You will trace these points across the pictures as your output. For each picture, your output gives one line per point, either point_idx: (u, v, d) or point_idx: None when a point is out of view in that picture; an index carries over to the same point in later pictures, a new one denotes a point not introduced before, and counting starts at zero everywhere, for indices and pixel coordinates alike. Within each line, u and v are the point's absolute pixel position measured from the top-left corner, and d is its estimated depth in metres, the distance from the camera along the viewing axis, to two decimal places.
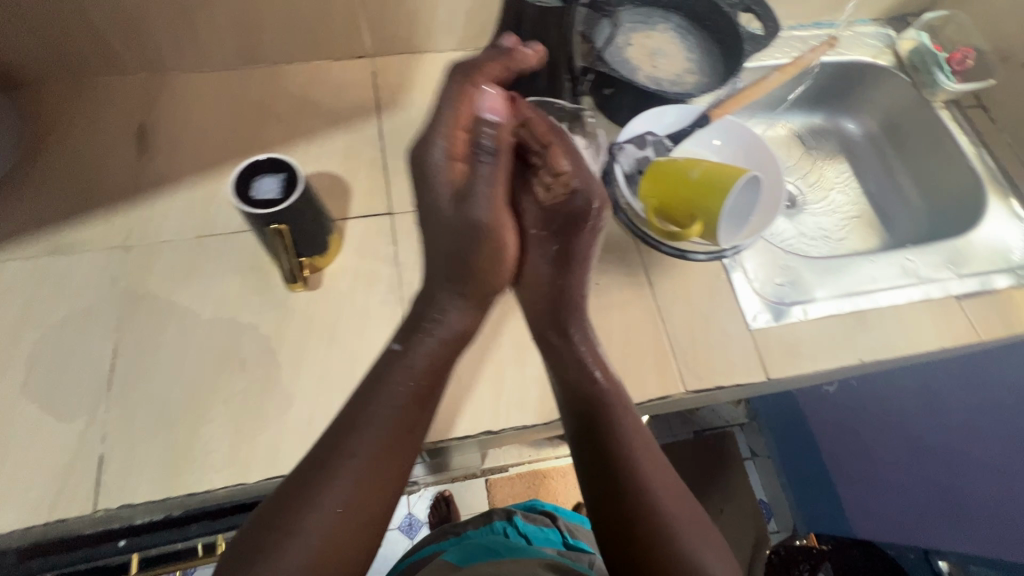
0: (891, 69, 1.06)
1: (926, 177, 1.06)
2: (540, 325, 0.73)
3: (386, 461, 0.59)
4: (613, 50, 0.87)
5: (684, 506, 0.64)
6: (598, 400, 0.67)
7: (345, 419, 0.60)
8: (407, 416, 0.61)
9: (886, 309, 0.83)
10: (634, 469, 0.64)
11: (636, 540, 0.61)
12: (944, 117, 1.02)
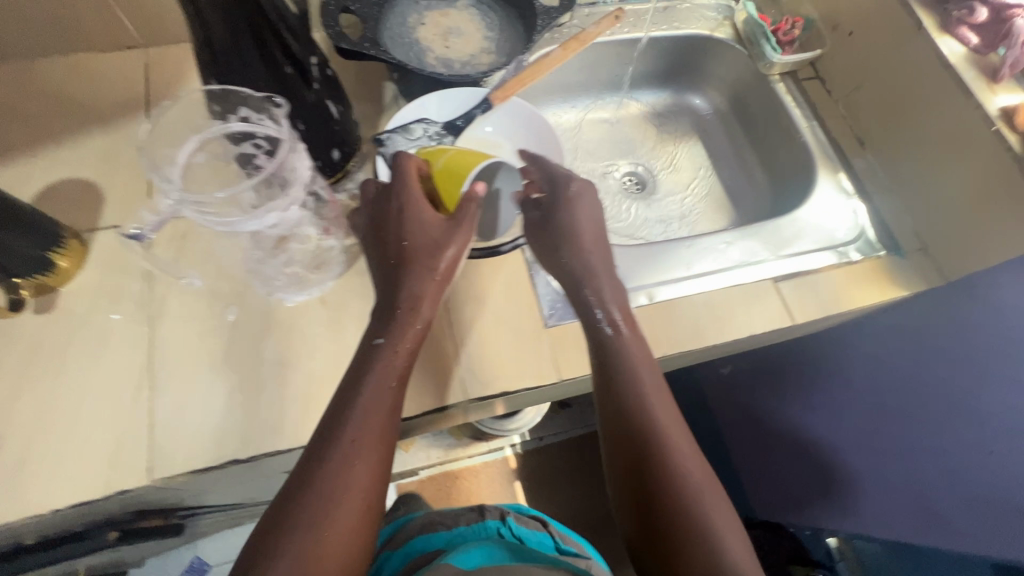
0: (730, 43, 1.02)
1: (769, 153, 1.02)
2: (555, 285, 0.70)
3: (365, 445, 0.57)
4: (402, 30, 0.80)
5: (699, 459, 0.61)
6: (630, 363, 0.65)
7: (369, 398, 0.58)
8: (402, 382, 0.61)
9: (697, 296, 0.78)
10: (654, 432, 0.61)
11: (664, 505, 0.58)
12: (780, 92, 0.98)
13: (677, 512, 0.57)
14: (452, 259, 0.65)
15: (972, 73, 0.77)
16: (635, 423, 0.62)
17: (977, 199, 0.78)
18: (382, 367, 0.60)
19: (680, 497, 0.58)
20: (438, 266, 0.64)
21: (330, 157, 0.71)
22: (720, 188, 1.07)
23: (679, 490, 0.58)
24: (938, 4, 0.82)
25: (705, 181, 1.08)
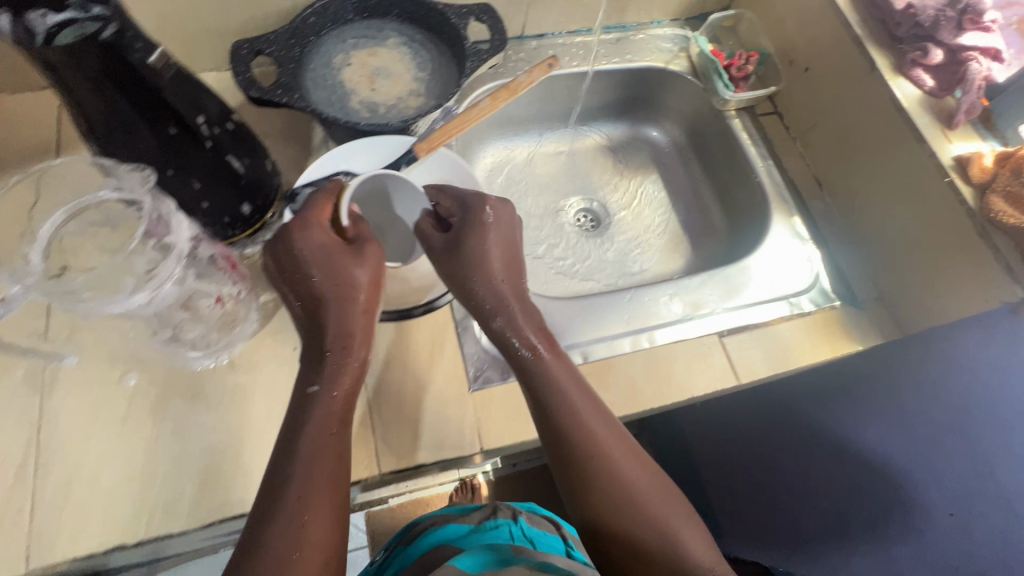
0: (686, 75, 0.98)
1: (726, 191, 0.98)
2: (486, 315, 0.64)
3: (318, 484, 0.51)
4: (325, 72, 0.76)
5: (649, 475, 0.56)
6: (558, 388, 0.59)
7: (302, 438, 0.53)
8: (326, 413, 0.55)
9: (635, 354, 0.74)
10: (601, 452, 0.56)
11: (621, 527, 0.53)
12: (736, 128, 0.94)
13: (632, 532, 0.53)
14: (371, 295, 0.61)
15: (927, 119, 0.73)
16: (579, 448, 0.56)
17: (931, 251, 0.74)
18: (313, 402, 0.55)
19: (636, 511, 0.53)
20: (353, 299, 0.60)
21: (240, 211, 0.65)
22: (677, 225, 1.02)
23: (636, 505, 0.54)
24: (892, 44, 0.78)
25: (662, 218, 1.02)
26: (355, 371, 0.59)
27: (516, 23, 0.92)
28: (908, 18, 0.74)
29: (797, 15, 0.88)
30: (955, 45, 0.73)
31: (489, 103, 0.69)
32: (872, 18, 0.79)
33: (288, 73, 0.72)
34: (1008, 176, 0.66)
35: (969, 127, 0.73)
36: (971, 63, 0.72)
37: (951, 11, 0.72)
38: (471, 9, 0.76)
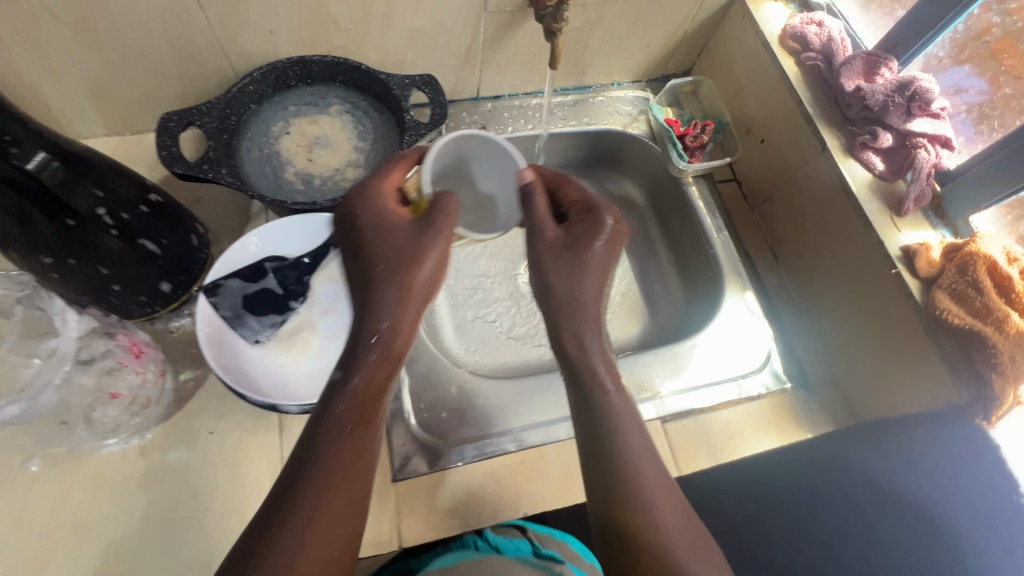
0: (643, 138, 0.95)
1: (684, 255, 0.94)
2: (554, 328, 0.57)
3: (332, 515, 0.45)
4: (262, 141, 0.74)
5: (690, 533, 0.49)
6: (614, 415, 0.53)
7: (330, 456, 0.47)
8: (341, 447, 0.47)
9: (570, 442, 0.71)
10: (645, 494, 0.50)
11: (653, 572, 0.47)
12: (693, 196, 0.91)
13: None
14: (432, 276, 0.54)
15: (876, 204, 0.71)
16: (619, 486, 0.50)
17: (882, 341, 0.71)
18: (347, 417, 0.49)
19: (677, 568, 0.47)
20: (410, 285, 0.53)
21: (159, 289, 0.64)
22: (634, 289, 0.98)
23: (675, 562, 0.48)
24: (843, 124, 0.76)
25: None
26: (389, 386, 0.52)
27: (471, 86, 0.91)
28: (857, 101, 0.73)
29: (754, 86, 0.87)
30: (904, 130, 0.71)
31: None
32: (825, 96, 0.77)
33: (221, 144, 0.70)
34: (954, 272, 0.63)
35: (920, 214, 0.71)
36: (920, 149, 0.70)
37: (900, 97, 0.70)
38: (414, 79, 0.75)
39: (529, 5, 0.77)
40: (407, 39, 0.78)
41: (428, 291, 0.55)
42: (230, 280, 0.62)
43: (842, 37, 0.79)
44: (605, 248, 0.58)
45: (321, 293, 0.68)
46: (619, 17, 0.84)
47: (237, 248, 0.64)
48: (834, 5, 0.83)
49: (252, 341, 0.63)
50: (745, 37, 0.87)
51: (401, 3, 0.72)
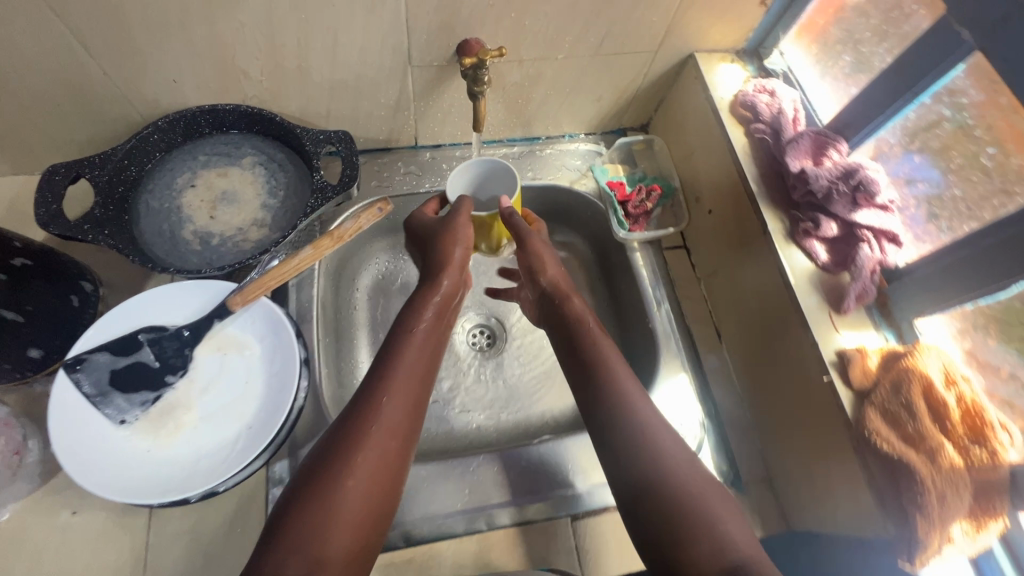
0: (590, 195, 0.88)
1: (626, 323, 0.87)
2: (564, 297, 0.72)
3: (396, 411, 0.59)
4: (165, 195, 0.70)
5: (705, 482, 0.55)
6: (623, 397, 0.61)
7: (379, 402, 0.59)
8: (409, 368, 0.62)
9: (466, 538, 0.68)
10: (660, 467, 0.55)
11: (659, 487, 0.54)
12: (637, 263, 0.84)
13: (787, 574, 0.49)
14: (466, 251, 0.71)
15: (814, 299, 0.65)
16: (649, 463, 0.56)
17: (812, 449, 0.65)
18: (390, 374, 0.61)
19: (671, 483, 0.54)
20: (450, 259, 0.70)
21: (26, 355, 0.61)
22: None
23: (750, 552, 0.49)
24: (788, 205, 0.70)
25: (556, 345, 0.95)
26: (436, 348, 0.66)
27: (407, 135, 0.85)
28: (801, 184, 0.67)
29: (704, 152, 0.82)
30: (850, 220, 0.65)
31: (311, 252, 0.62)
32: (771, 172, 0.72)
33: (115, 200, 0.66)
34: (887, 389, 0.57)
35: (863, 312, 0.65)
36: (863, 245, 0.63)
37: (845, 186, 0.64)
38: (329, 135, 0.71)
39: (457, 60, 0.71)
40: (327, 91, 0.73)
41: (462, 265, 0.72)
42: (97, 353, 0.58)
43: (796, 108, 0.74)
44: (554, 269, 0.75)
45: (204, 366, 0.63)
46: (562, 73, 0.79)
47: (111, 317, 0.60)
48: (792, 71, 0.79)
49: (117, 421, 0.58)
50: (697, 99, 0.81)
51: (314, 57, 0.67)
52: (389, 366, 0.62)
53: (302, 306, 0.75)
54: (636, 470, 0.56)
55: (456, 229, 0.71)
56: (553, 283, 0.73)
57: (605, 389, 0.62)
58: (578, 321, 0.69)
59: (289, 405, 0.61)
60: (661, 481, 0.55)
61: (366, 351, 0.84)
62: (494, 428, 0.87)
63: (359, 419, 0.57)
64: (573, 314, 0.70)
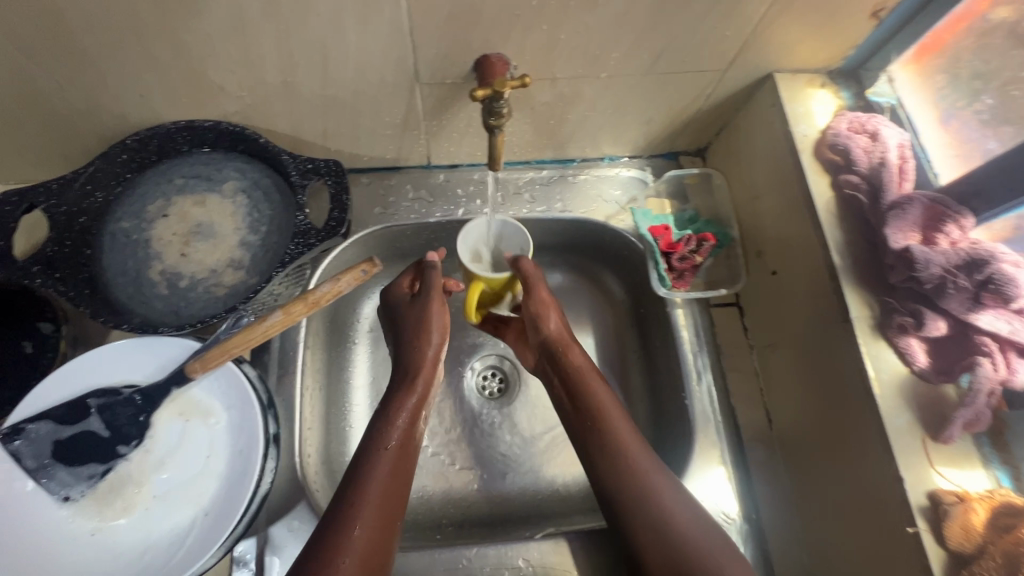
0: (628, 235, 0.74)
1: (658, 392, 0.72)
2: (568, 360, 0.64)
3: (378, 492, 0.51)
4: (132, 225, 0.60)
5: (715, 536, 0.52)
6: (640, 471, 0.55)
7: (359, 490, 0.50)
8: (395, 446, 0.55)
9: None
10: (680, 534, 0.52)
11: (679, 557, 0.50)
12: (677, 323, 0.70)
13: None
14: (441, 340, 0.63)
15: (905, 417, 0.51)
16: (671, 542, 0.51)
17: None
18: (376, 456, 0.53)
19: (691, 554, 0.50)
20: (415, 363, 0.61)
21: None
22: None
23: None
24: (879, 287, 0.56)
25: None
26: (410, 458, 0.56)
27: (417, 155, 0.72)
28: (902, 265, 0.52)
29: (776, 197, 0.66)
30: (965, 322, 0.50)
31: (281, 316, 0.53)
32: (862, 239, 0.57)
33: (74, 233, 0.58)
34: (999, 564, 0.44)
35: (968, 441, 0.51)
36: (981, 357, 0.49)
37: (966, 278, 0.49)
38: (318, 164, 0.62)
39: (474, 78, 0.57)
40: (319, 109, 0.60)
41: (438, 365, 0.62)
42: (39, 421, 0.51)
43: (904, 156, 0.58)
44: (558, 321, 0.66)
45: (163, 434, 0.55)
46: (607, 93, 0.63)
47: (59, 377, 0.53)
48: (902, 105, 0.63)
49: (59, 498, 0.51)
50: (774, 131, 0.64)
51: (299, 72, 0.55)
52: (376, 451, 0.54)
53: (285, 352, 0.65)
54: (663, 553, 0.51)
55: (429, 312, 0.63)
56: (555, 336, 0.65)
57: (633, 477, 0.55)
58: (586, 383, 0.62)
59: (249, 492, 0.52)
60: (686, 561, 0.50)
61: (360, 395, 0.74)
62: (497, 496, 0.72)
63: (341, 508, 0.49)
64: (580, 376, 0.63)
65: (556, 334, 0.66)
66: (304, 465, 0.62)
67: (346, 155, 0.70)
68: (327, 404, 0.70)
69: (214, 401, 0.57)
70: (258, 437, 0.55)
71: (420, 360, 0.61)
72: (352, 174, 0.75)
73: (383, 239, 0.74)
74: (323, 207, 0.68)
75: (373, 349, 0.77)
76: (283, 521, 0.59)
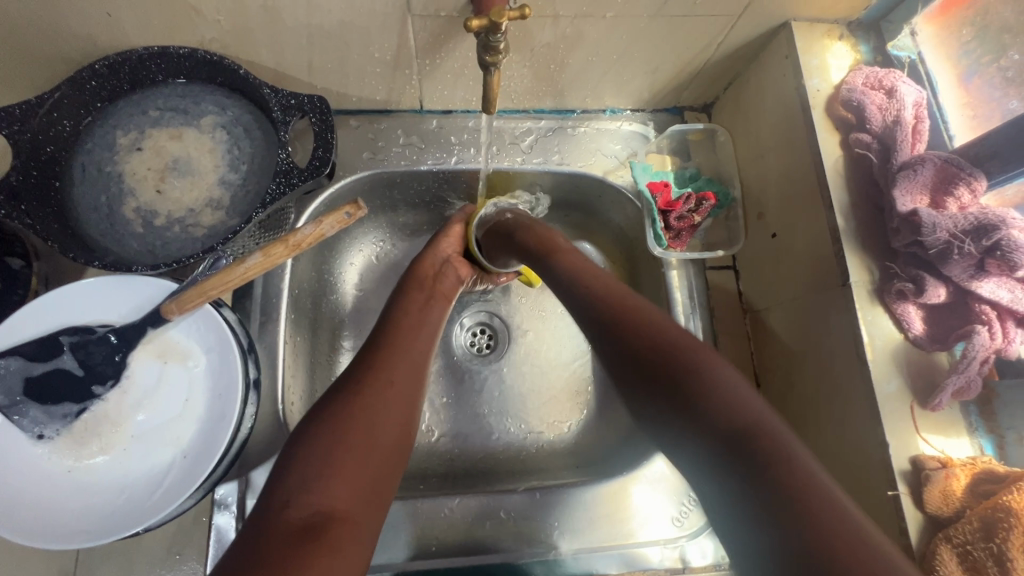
0: (626, 192, 0.71)
1: None
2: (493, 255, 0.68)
3: (422, 327, 0.59)
4: (103, 157, 0.57)
5: (667, 324, 0.49)
6: (597, 288, 0.54)
7: (382, 371, 0.52)
8: (432, 305, 0.63)
9: None
10: (649, 333, 0.48)
11: (676, 372, 0.44)
12: (671, 285, 0.68)
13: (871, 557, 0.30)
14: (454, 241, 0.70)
15: (895, 384, 0.51)
16: (662, 366, 0.45)
17: None
18: (400, 344, 0.56)
19: (695, 370, 0.43)
20: (443, 253, 0.68)
21: None
22: (585, 372, 0.76)
23: (806, 498, 0.33)
24: (882, 253, 0.54)
25: (567, 358, 0.77)
26: (434, 321, 0.61)
27: (410, 97, 0.68)
28: (908, 229, 0.51)
29: (783, 156, 0.63)
30: (965, 290, 0.49)
31: (260, 259, 0.52)
32: (868, 201, 0.55)
33: (40, 162, 0.53)
34: (975, 528, 0.44)
35: (956, 409, 0.51)
36: (979, 326, 0.47)
37: (973, 244, 0.47)
38: (302, 100, 0.58)
39: (471, 11, 0.53)
40: (304, 39, 0.56)
41: (459, 262, 0.69)
42: (9, 358, 0.49)
43: (920, 115, 0.55)
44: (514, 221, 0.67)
45: (139, 376, 0.54)
46: (612, 36, 0.59)
47: (27, 315, 0.51)
48: (923, 61, 0.59)
49: (33, 437, 0.50)
50: (787, 86, 0.61)
51: None
52: (406, 339, 0.57)
53: (267, 299, 0.63)
54: (652, 364, 0.46)
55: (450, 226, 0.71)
56: (517, 221, 0.66)
57: (616, 304, 0.52)
58: (555, 251, 0.60)
59: (227, 436, 0.51)
60: (671, 373, 0.44)
61: (347, 346, 0.73)
62: (482, 451, 0.72)
63: (365, 382, 0.51)
64: (546, 244, 0.61)
65: (523, 221, 0.65)
66: (286, 411, 0.62)
67: (333, 94, 0.66)
68: (312, 352, 0.69)
69: (190, 346, 0.55)
70: (233, 381, 0.53)
71: (438, 250, 0.68)
72: (340, 116, 0.70)
73: (372, 186, 0.71)
74: (309, 146, 0.66)
75: (359, 298, 0.75)
76: (264, 466, 0.58)
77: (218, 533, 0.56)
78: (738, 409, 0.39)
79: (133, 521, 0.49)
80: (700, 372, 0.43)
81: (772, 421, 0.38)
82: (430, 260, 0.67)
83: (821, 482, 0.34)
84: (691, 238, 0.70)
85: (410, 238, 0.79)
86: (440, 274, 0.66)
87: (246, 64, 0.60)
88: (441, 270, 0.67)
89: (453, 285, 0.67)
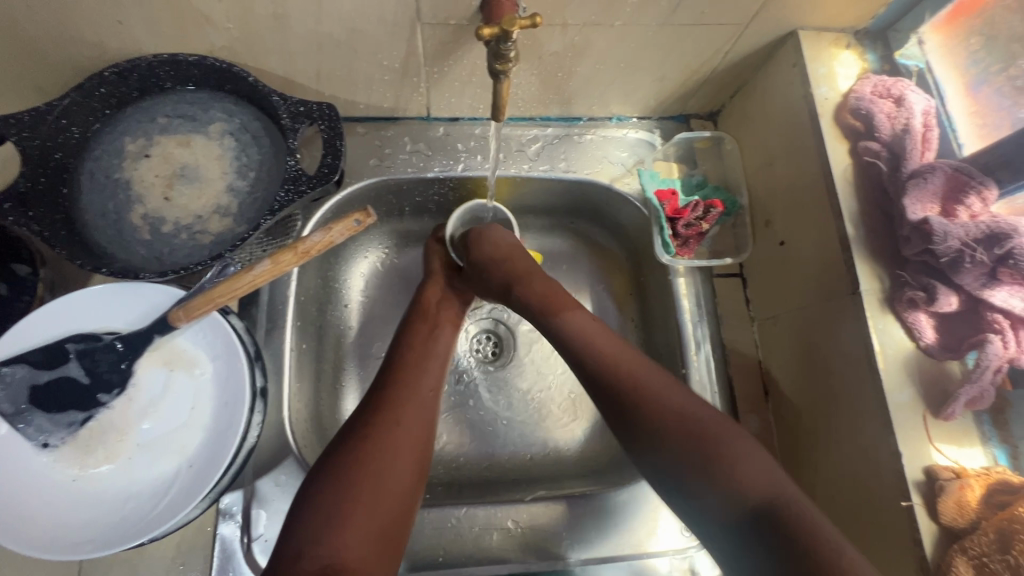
0: (633, 199, 0.71)
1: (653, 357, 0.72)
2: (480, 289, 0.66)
3: (426, 361, 0.59)
4: (112, 164, 0.57)
5: (658, 374, 0.52)
6: (587, 337, 0.55)
7: (392, 409, 0.52)
8: (436, 335, 0.62)
9: None
10: (645, 387, 0.51)
11: (687, 432, 0.48)
12: (679, 292, 0.68)
13: None
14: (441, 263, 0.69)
15: (907, 394, 0.50)
16: (671, 428, 0.49)
17: None
18: (408, 380, 0.55)
19: (712, 456, 0.47)
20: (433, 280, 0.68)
21: None
22: None
23: (809, 538, 0.41)
24: (892, 261, 0.54)
25: None
26: (442, 354, 0.61)
27: (417, 105, 0.68)
28: (919, 238, 0.51)
29: (791, 164, 0.63)
30: (976, 298, 0.49)
31: (269, 266, 0.52)
32: (877, 209, 0.55)
33: (49, 169, 0.53)
34: (991, 540, 0.44)
35: (969, 419, 0.50)
36: (991, 335, 0.47)
37: (984, 253, 0.47)
38: (311, 107, 0.58)
39: (481, 20, 0.53)
40: (313, 46, 0.56)
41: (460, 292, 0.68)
42: (15, 365, 0.49)
43: (929, 123, 0.55)
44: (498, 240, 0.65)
45: (146, 384, 0.54)
46: (619, 45, 0.59)
47: (34, 323, 0.50)
48: (930, 70, 0.60)
49: (38, 446, 0.50)
50: (794, 94, 0.61)
51: (290, 4, 0.50)
52: (414, 372, 0.57)
53: (273, 306, 0.62)
54: (664, 439, 0.49)
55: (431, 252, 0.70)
56: (500, 247, 0.63)
57: (611, 361, 0.53)
58: (546, 292, 0.60)
59: (234, 446, 0.51)
60: (683, 438, 0.48)
61: (352, 351, 0.73)
62: (488, 460, 0.71)
63: (372, 423, 0.50)
64: (537, 291, 0.60)
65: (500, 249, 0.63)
66: (292, 420, 0.61)
67: (341, 101, 0.66)
68: (318, 360, 0.69)
69: (195, 356, 0.55)
70: (241, 390, 0.53)
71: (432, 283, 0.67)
72: (347, 123, 0.71)
73: (378, 192, 0.71)
74: (317, 152, 0.66)
75: (364, 304, 0.75)
76: (271, 475, 0.58)
77: (223, 542, 0.56)
78: (759, 489, 0.45)
79: (139, 532, 0.48)
80: (717, 447, 0.47)
81: (785, 491, 0.45)
82: (433, 288, 0.67)
83: (836, 545, 0.41)
84: (698, 246, 0.70)
85: (415, 245, 0.78)
86: (443, 302, 0.66)
87: (254, 72, 0.60)
88: (446, 298, 0.67)
89: (458, 312, 0.67)
